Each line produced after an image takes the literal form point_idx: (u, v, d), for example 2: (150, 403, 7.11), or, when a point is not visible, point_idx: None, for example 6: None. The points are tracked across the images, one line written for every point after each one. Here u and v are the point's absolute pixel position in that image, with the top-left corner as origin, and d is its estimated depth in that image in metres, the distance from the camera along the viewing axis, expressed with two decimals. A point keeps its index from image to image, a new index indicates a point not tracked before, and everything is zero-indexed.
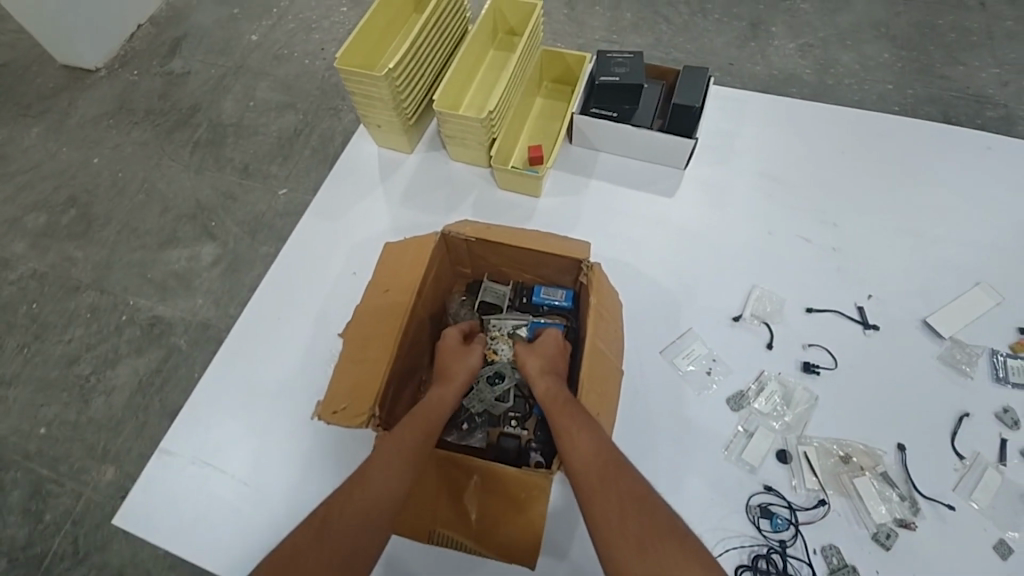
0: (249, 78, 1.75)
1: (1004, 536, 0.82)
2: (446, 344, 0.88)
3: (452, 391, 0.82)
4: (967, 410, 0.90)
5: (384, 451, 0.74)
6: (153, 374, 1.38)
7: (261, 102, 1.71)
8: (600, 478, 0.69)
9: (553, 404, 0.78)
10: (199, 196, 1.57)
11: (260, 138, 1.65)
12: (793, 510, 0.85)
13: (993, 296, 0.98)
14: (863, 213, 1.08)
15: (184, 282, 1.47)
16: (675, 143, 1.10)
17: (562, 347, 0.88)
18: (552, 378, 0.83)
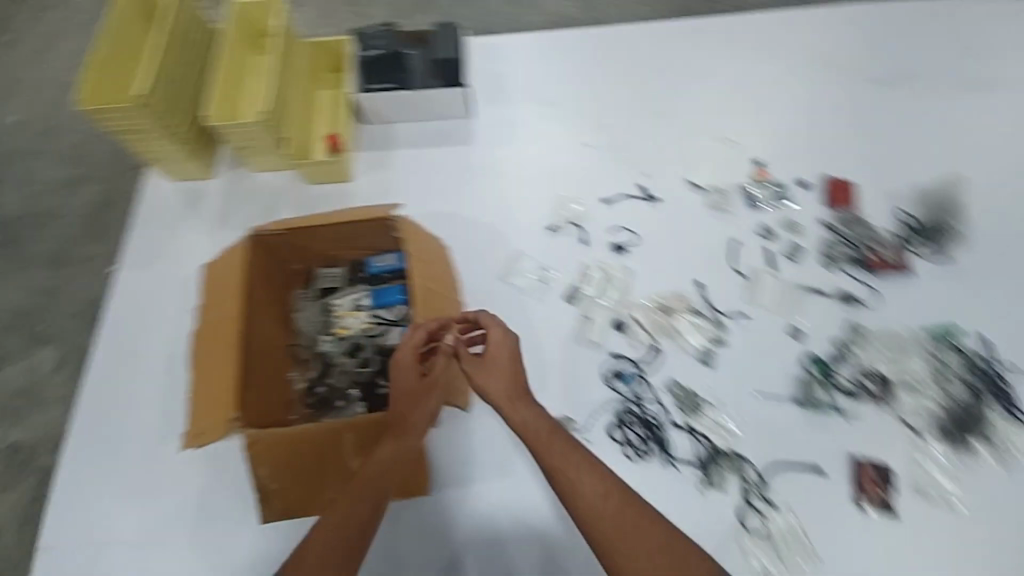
0: (13, 160, 1.54)
1: (791, 322, 1.02)
2: (398, 375, 0.84)
3: (405, 441, 0.82)
4: (736, 236, 1.13)
5: (334, 517, 0.76)
6: (34, 505, 1.25)
7: (36, 180, 1.51)
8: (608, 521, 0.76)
9: (540, 439, 0.81)
10: (7, 305, 1.40)
11: (51, 220, 1.46)
12: (637, 364, 0.99)
13: (731, 143, 1.23)
14: (625, 112, 1.28)
15: (28, 397, 1.31)
16: (450, 93, 1.24)
17: (515, 355, 0.85)
18: (527, 403, 0.84)
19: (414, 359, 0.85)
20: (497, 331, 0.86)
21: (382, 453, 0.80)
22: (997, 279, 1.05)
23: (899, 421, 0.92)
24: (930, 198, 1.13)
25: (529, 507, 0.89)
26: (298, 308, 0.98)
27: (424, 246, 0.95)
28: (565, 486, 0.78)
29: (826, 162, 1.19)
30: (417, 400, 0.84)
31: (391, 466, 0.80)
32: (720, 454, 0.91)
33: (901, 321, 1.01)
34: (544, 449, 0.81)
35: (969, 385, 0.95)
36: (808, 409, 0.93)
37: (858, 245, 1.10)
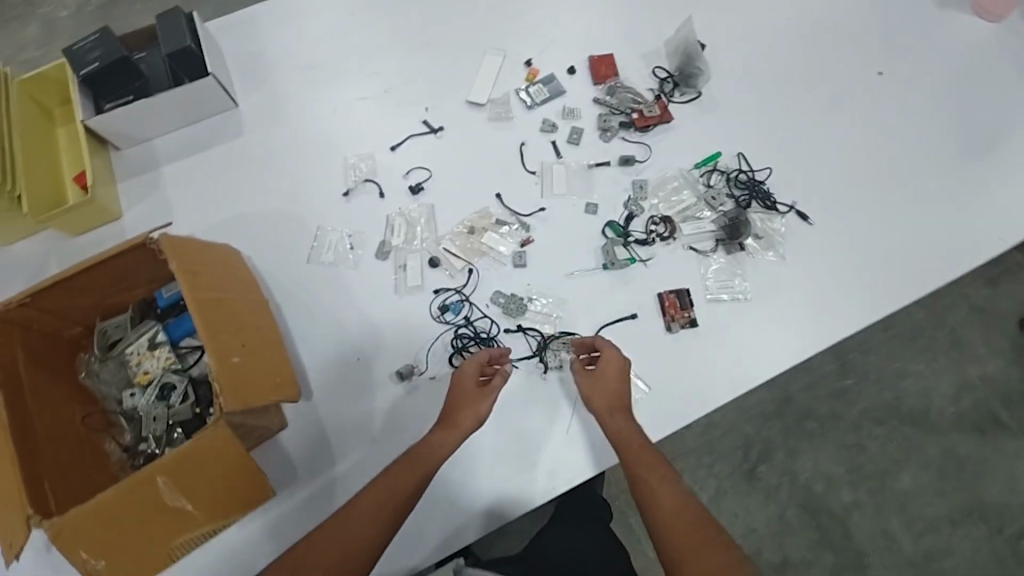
0: None
1: (587, 201, 1.09)
2: (464, 383, 0.91)
3: (459, 433, 0.89)
4: (524, 140, 1.15)
5: (380, 492, 0.85)
6: None
7: None
8: (675, 517, 0.86)
9: (635, 450, 0.89)
10: None
11: None
12: (460, 290, 1.02)
13: (499, 53, 1.23)
14: (389, 53, 1.25)
15: None
16: (197, 87, 1.11)
17: (620, 373, 0.92)
18: (625, 417, 0.91)
19: (476, 376, 0.92)
20: (609, 353, 0.93)
21: (432, 440, 0.88)
22: (746, 102, 1.18)
23: (690, 249, 1.05)
24: (680, 45, 1.19)
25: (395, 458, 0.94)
26: (92, 370, 0.92)
27: (194, 256, 0.87)
28: (646, 481, 0.88)
29: (584, 44, 1.24)
30: (474, 400, 0.91)
31: (435, 450, 0.88)
32: (550, 340, 0.98)
33: (670, 165, 1.12)
34: (643, 451, 0.89)
35: (735, 199, 1.08)
36: (614, 269, 1.03)
37: (625, 110, 1.16)
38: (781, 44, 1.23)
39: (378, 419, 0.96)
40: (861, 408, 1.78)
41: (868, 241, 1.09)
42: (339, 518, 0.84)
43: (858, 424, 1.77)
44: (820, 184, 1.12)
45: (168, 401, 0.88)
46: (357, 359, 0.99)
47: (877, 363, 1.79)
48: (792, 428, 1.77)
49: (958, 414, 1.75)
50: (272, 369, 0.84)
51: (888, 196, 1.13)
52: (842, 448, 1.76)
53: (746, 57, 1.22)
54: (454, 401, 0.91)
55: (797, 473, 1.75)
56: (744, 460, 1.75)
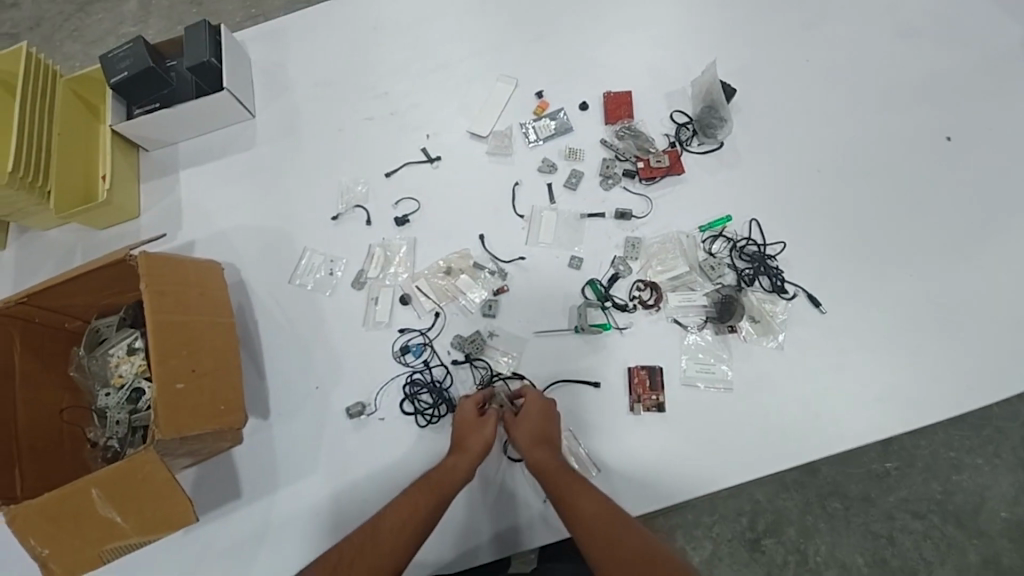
0: None
1: (571, 254, 1.02)
2: (463, 414, 0.91)
3: (474, 454, 0.87)
4: (518, 179, 1.09)
5: (403, 511, 0.81)
6: None
7: None
8: (605, 534, 0.75)
9: (557, 477, 0.82)
10: None
11: None
12: (424, 333, 1.01)
13: (512, 80, 1.17)
14: (402, 73, 1.22)
15: None
16: (213, 100, 1.16)
17: (545, 408, 0.90)
18: (546, 449, 0.86)
19: (476, 406, 0.92)
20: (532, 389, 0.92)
21: (444, 462, 0.87)
22: (775, 159, 1.04)
23: (674, 322, 0.96)
24: (706, 91, 1.08)
25: (336, 493, 0.96)
26: (77, 364, 0.99)
27: (172, 274, 0.89)
28: (567, 501, 0.79)
29: (603, 78, 1.14)
30: (477, 429, 0.90)
31: (451, 475, 0.85)
32: (497, 377, 0.98)
33: (671, 225, 1.02)
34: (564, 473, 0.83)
35: (737, 272, 0.98)
36: (584, 333, 0.97)
37: (630, 158, 1.07)
38: (829, 94, 1.08)
39: (323, 453, 0.98)
40: (902, 495, 1.33)
41: (888, 341, 0.95)
42: (363, 537, 0.78)
43: (893, 513, 1.32)
44: (843, 266, 0.98)
45: (135, 407, 0.95)
46: (316, 389, 1.01)
47: (933, 448, 1.34)
48: (814, 505, 1.34)
49: (1015, 522, 1.30)
50: (216, 397, 0.88)
51: (924, 291, 0.97)
52: (869, 539, 1.32)
53: (786, 106, 1.07)
54: (458, 435, 0.90)
55: (808, 556, 1.32)
56: (746, 529, 1.34)
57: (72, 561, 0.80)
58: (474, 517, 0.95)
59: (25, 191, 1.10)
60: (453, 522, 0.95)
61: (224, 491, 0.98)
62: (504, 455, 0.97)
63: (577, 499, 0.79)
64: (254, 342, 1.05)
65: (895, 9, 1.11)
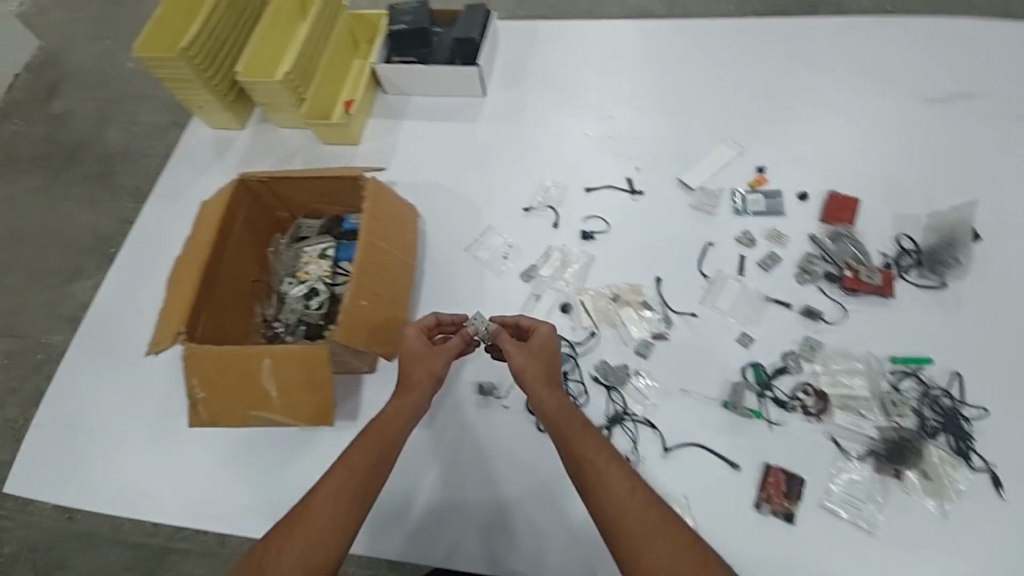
0: (123, 105, 1.73)
1: (743, 330, 0.99)
2: (410, 346, 0.88)
3: (419, 394, 0.84)
4: (711, 240, 1.08)
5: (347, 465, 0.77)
6: None
7: (139, 125, 1.69)
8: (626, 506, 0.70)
9: (559, 417, 0.80)
10: (92, 227, 1.57)
11: (140, 160, 1.64)
12: (572, 346, 1.00)
13: (736, 147, 1.18)
14: (633, 105, 1.29)
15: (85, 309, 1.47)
16: (463, 72, 1.31)
17: (551, 343, 0.87)
18: (552, 389, 0.84)
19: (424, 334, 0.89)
20: (540, 326, 0.89)
21: (390, 411, 0.82)
22: (1000, 323, 0.96)
23: (831, 440, 0.90)
24: (942, 227, 1.03)
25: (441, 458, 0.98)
26: (275, 250, 1.11)
27: (385, 204, 0.99)
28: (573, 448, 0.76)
29: (831, 176, 1.13)
30: (424, 360, 0.87)
31: (396, 417, 0.82)
32: (627, 416, 0.93)
33: (861, 344, 0.96)
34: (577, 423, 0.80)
35: (921, 419, 0.90)
36: (734, 412, 0.92)
37: (837, 263, 1.02)
38: None
39: (440, 412, 1.01)
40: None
41: None
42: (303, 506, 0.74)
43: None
44: None
45: (304, 301, 1.03)
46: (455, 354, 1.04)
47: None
48: None
49: None
50: (385, 326, 0.93)
51: None
52: None
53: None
54: (402, 368, 0.87)
55: None
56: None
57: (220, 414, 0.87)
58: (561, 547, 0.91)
59: (289, 91, 1.28)
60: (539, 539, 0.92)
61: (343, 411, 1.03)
62: None
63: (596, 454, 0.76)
64: (415, 290, 1.11)
65: None
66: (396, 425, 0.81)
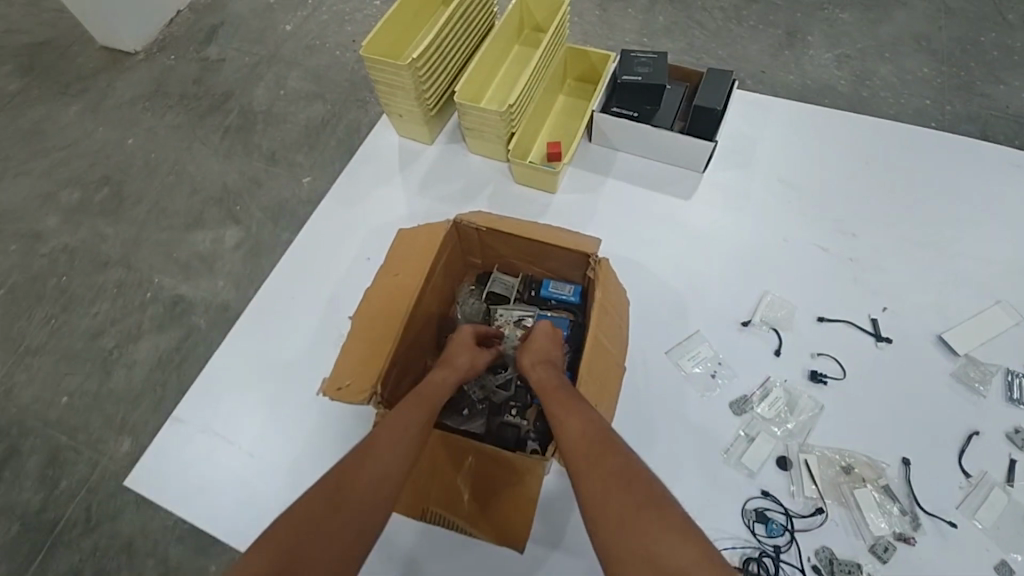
0: (281, 67, 1.67)
1: (1007, 557, 0.80)
2: (460, 338, 0.88)
3: (456, 371, 0.83)
4: (977, 428, 0.89)
5: (402, 416, 0.74)
6: (172, 352, 1.31)
7: (291, 91, 1.62)
8: (586, 455, 0.67)
9: (545, 389, 0.79)
10: (227, 181, 1.50)
11: (289, 126, 1.56)
12: (789, 516, 0.84)
13: (1013, 316, 0.98)
14: (882, 228, 1.10)
15: (207, 263, 1.40)
16: (693, 142, 1.15)
17: (554, 336, 0.86)
18: (547, 366, 0.82)
19: (475, 335, 0.89)
20: (540, 323, 0.88)
21: (431, 379, 0.82)
22: None
23: None
24: None
25: None
26: (461, 302, 1.01)
27: (613, 295, 0.88)
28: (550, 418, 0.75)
29: None
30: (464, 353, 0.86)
31: (436, 390, 0.80)
32: None
33: None
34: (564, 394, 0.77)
35: None
36: None
37: None
38: None
39: None
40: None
41: None
42: (367, 446, 0.70)
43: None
44: None
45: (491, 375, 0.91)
46: None
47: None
48: None
49: None
50: None
51: None
52: None
53: None
54: (446, 354, 0.86)
55: None
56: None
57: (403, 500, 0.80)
58: None
59: (503, 123, 1.17)
60: None
61: None
62: None
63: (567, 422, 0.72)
64: None
65: None
66: (438, 392, 0.80)
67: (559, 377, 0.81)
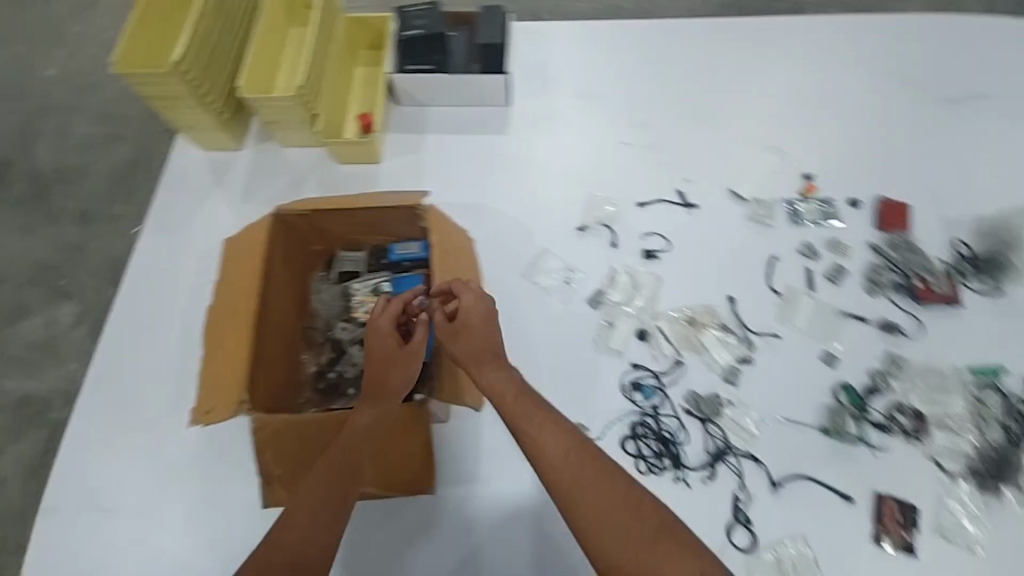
0: (49, 116, 1.46)
1: (826, 347, 0.96)
2: (374, 349, 0.76)
3: (387, 403, 0.75)
4: (774, 253, 1.07)
5: (323, 478, 0.71)
6: (42, 458, 1.16)
7: (80, 140, 1.42)
8: (578, 484, 0.66)
9: (508, 400, 0.73)
10: (34, 257, 1.32)
11: (84, 178, 1.38)
12: (657, 376, 0.95)
13: (779, 155, 1.18)
14: (671, 115, 1.24)
15: (48, 351, 1.23)
16: (489, 80, 1.23)
17: (487, 315, 0.77)
18: (495, 364, 0.75)
19: (393, 331, 0.77)
20: (464, 293, 0.77)
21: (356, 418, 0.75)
22: None
23: (933, 461, 0.87)
24: (993, 231, 1.06)
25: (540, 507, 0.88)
26: (316, 290, 0.98)
27: (450, 235, 0.91)
28: (522, 437, 0.70)
29: (876, 183, 1.14)
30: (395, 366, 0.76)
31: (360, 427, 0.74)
32: (732, 449, 0.89)
33: (941, 356, 0.95)
34: (466, 354, 0.76)
35: (1006, 431, 0.89)
36: (835, 439, 0.88)
37: (906, 273, 1.03)
38: None
39: None
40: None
41: None
42: (286, 519, 0.69)
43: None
44: None
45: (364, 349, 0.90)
46: None
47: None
48: None
49: None
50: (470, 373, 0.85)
51: None
52: None
53: None
54: (371, 375, 0.76)
55: None
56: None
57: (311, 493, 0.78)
58: None
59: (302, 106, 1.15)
60: None
61: None
62: (728, 540, 0.83)
63: (546, 439, 0.70)
64: None
65: None
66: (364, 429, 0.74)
67: (514, 376, 0.75)
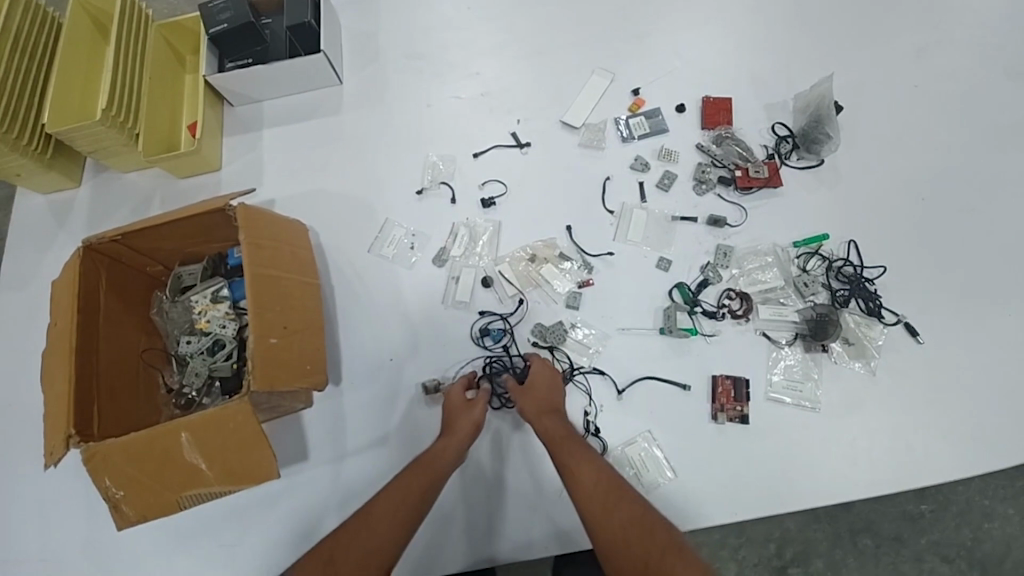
0: None
1: (660, 254, 1.01)
2: (451, 401, 0.91)
3: (462, 439, 0.86)
4: (609, 174, 1.08)
5: (396, 495, 0.77)
6: None
7: None
8: (601, 499, 0.73)
9: (557, 439, 0.82)
10: None
11: None
12: (506, 319, 1.00)
13: (608, 75, 1.15)
14: (500, 56, 1.21)
15: None
16: (309, 62, 1.16)
17: (550, 376, 0.90)
18: (554, 416, 0.86)
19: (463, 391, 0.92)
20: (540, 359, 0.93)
21: (437, 448, 0.85)
22: (878, 179, 1.03)
23: (762, 335, 0.95)
24: (813, 103, 1.06)
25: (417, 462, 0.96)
26: (159, 308, 1.00)
27: (269, 228, 0.89)
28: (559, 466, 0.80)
29: (702, 81, 1.13)
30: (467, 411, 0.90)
31: (439, 457, 0.84)
32: (576, 372, 0.95)
33: (765, 238, 1.01)
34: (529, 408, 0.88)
35: (832, 292, 0.96)
36: (670, 336, 0.95)
37: (727, 165, 1.05)
38: (927, 121, 1.06)
39: (395, 424, 0.98)
40: (933, 539, 1.26)
41: (975, 364, 0.93)
42: (356, 523, 0.74)
43: (922, 556, 1.25)
44: (932, 283, 0.97)
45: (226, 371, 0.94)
46: (391, 361, 1.01)
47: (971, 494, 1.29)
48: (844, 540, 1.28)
49: None
50: (304, 357, 0.86)
51: (1012, 319, 0.95)
52: None
53: (896, 129, 1.06)
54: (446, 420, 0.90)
55: None
56: (773, 556, 1.27)
57: (160, 505, 0.79)
58: (549, 508, 0.92)
59: (118, 129, 1.11)
60: (522, 496, 0.93)
61: (292, 453, 0.97)
62: None
63: (579, 468, 0.78)
64: (332, 311, 1.04)
65: (1001, 43, 1.10)
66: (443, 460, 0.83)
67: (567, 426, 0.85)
